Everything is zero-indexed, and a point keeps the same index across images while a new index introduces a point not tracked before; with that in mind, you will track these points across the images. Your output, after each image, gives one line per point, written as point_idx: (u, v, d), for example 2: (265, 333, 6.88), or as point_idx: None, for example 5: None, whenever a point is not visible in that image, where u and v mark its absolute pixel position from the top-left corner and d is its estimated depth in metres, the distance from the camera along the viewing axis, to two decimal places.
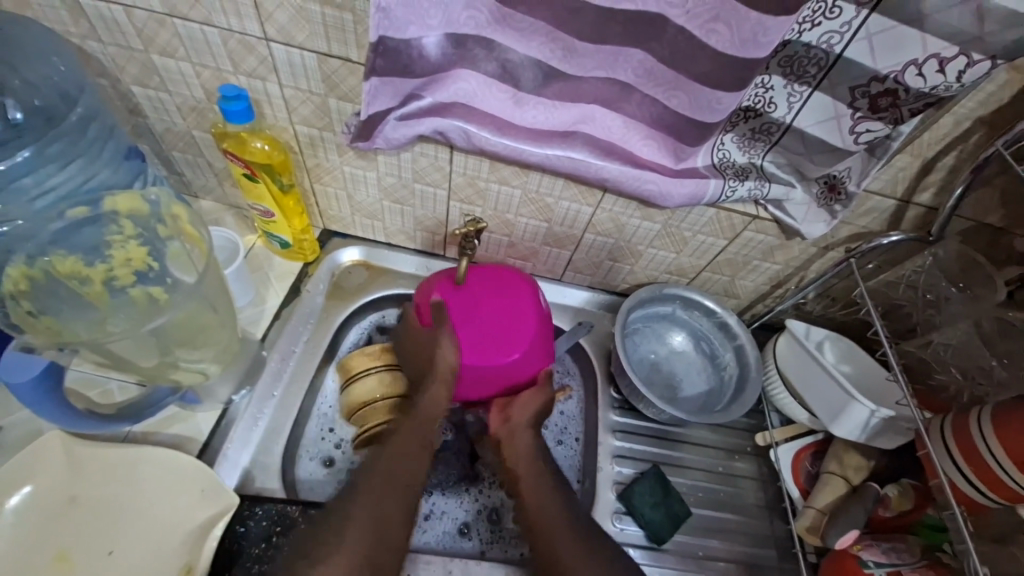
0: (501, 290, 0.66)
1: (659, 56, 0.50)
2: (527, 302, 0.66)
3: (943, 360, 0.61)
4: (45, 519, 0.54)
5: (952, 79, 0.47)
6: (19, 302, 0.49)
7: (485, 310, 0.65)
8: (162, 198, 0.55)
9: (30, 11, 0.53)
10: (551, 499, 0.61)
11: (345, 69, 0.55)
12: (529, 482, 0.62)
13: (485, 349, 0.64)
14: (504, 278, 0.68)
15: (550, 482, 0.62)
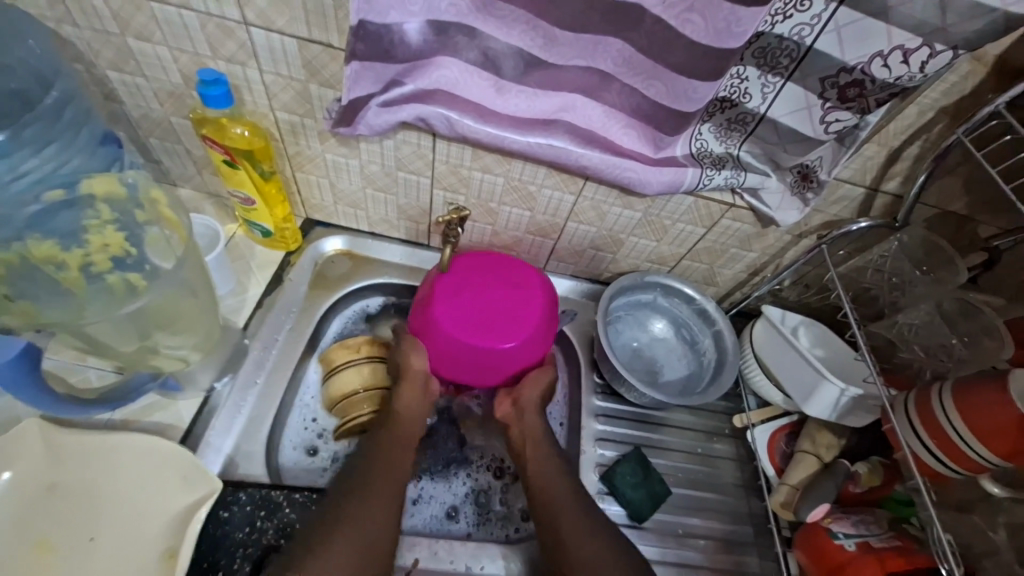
0: (502, 279, 0.67)
1: (637, 45, 0.51)
2: (526, 290, 0.66)
3: (908, 339, 0.62)
4: (24, 506, 0.54)
5: (915, 69, 0.49)
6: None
7: (485, 299, 0.65)
8: (140, 181, 0.55)
9: None
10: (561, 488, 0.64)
11: (326, 55, 0.55)
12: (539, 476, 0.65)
13: (483, 337, 0.64)
14: (509, 269, 0.67)
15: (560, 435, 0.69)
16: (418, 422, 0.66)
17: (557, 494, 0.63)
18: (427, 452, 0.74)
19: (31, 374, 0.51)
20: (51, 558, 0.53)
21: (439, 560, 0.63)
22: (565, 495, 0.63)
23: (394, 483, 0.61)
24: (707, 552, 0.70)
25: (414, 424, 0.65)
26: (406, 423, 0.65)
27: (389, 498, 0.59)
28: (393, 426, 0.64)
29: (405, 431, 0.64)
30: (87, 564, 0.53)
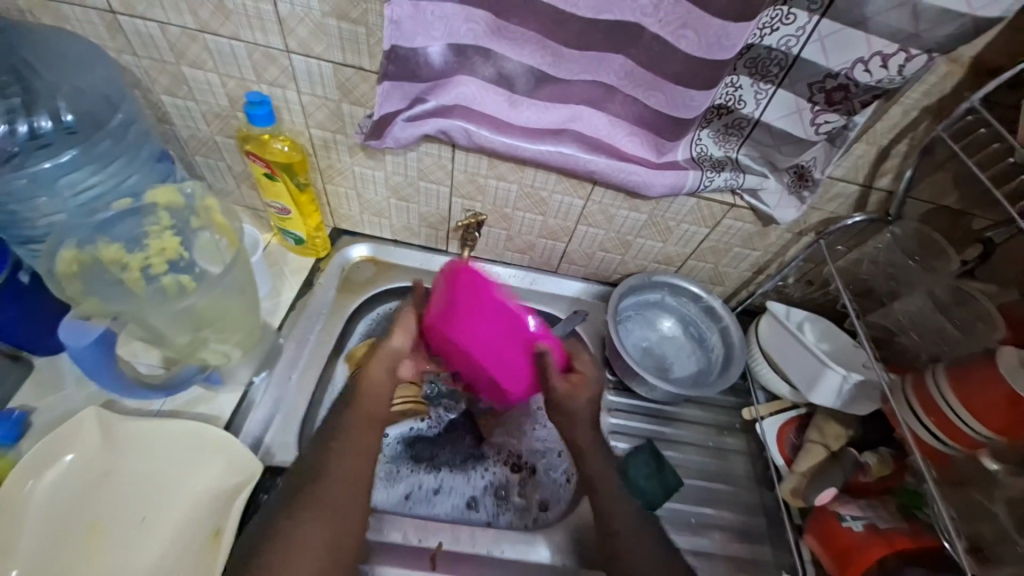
0: (466, 316, 0.62)
1: (638, 60, 0.57)
2: (484, 297, 0.63)
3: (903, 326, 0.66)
4: (82, 489, 0.59)
5: (894, 72, 0.54)
6: (71, 282, 0.55)
7: (483, 341, 0.64)
8: (196, 191, 0.61)
9: (68, 25, 0.58)
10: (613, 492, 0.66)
11: (358, 77, 0.62)
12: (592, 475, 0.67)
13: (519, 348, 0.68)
14: (462, 311, 0.62)
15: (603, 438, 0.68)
16: (382, 396, 0.66)
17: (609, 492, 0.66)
18: (447, 446, 0.78)
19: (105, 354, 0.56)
20: (105, 536, 0.57)
21: (462, 544, 0.66)
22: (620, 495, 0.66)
23: (361, 462, 0.61)
24: (722, 541, 0.72)
25: (379, 400, 0.66)
26: (371, 398, 0.65)
27: (348, 477, 0.59)
28: (357, 404, 0.65)
29: (366, 405, 0.65)
30: (138, 541, 0.57)
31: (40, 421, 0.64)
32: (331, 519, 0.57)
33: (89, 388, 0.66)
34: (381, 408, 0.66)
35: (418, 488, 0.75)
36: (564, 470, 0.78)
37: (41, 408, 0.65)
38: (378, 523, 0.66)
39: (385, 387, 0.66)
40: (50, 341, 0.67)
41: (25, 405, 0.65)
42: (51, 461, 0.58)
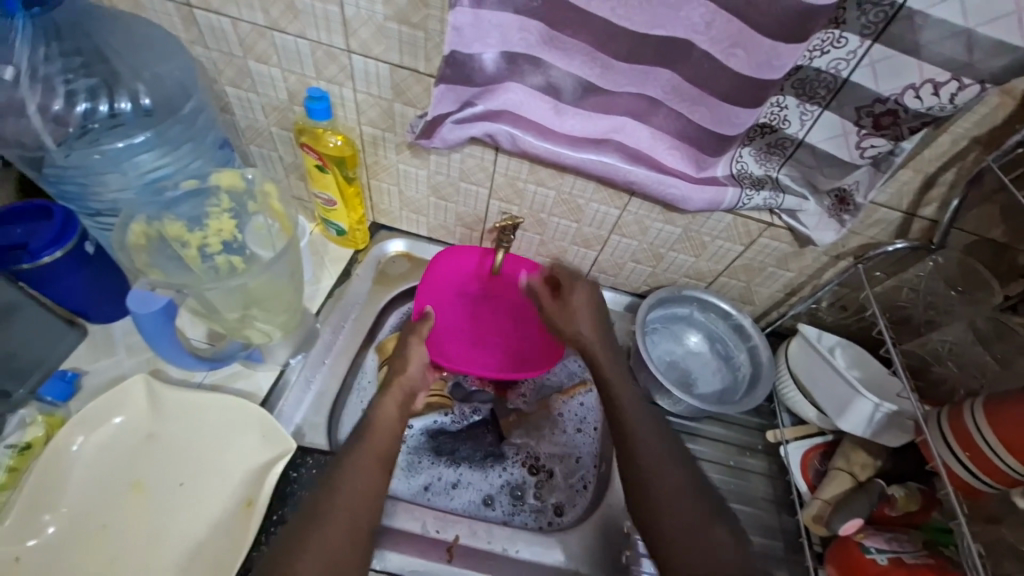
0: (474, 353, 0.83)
1: (685, 76, 0.58)
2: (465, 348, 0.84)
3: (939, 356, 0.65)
4: (127, 451, 0.62)
5: (946, 100, 0.53)
6: (139, 253, 0.59)
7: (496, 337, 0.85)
8: (256, 177, 0.64)
9: (146, 14, 0.62)
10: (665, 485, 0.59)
11: (412, 79, 0.65)
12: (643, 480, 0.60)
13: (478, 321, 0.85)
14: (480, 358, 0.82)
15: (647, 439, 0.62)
16: (394, 435, 0.62)
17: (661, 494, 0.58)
18: (467, 441, 0.79)
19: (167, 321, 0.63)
20: (146, 496, 0.61)
21: (478, 538, 0.67)
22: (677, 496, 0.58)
23: (362, 503, 0.55)
24: None
25: (389, 437, 0.62)
26: (381, 435, 0.61)
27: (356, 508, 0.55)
28: (368, 439, 0.60)
29: (378, 443, 0.61)
30: (175, 504, 0.60)
31: (90, 383, 0.68)
32: (337, 542, 0.52)
33: (138, 355, 0.70)
34: (389, 448, 0.61)
35: (437, 479, 0.76)
36: (581, 477, 0.79)
37: (93, 371, 0.69)
38: (397, 509, 0.67)
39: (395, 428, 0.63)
40: (107, 309, 0.71)
41: (77, 366, 0.69)
42: (103, 421, 0.62)
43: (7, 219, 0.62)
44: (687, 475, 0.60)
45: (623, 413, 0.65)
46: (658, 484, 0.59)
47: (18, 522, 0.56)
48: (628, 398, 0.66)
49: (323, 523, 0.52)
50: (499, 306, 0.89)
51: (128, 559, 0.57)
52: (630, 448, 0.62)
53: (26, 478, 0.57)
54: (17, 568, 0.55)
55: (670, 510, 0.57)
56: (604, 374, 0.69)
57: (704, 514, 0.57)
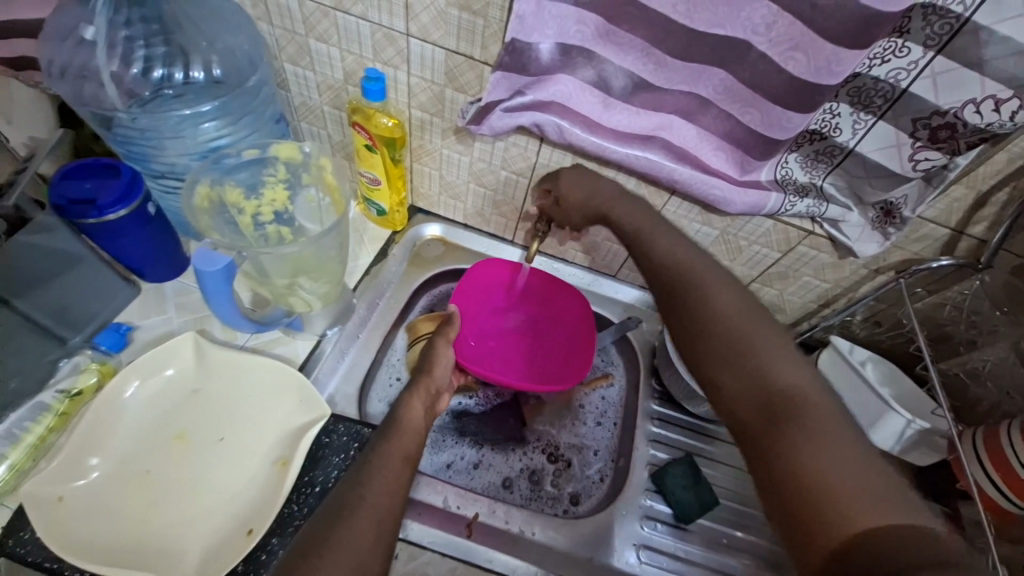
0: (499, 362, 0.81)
1: (740, 77, 0.58)
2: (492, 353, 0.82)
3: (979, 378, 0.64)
4: (174, 403, 0.65)
5: (1006, 118, 0.53)
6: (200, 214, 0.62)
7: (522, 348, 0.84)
8: (313, 151, 0.66)
9: None
10: (737, 350, 0.48)
11: (466, 65, 0.66)
12: (706, 345, 0.50)
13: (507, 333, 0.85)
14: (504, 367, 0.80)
15: (720, 306, 0.52)
16: (420, 438, 0.58)
17: (729, 354, 0.48)
18: (489, 425, 0.81)
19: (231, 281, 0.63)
20: (189, 446, 0.64)
21: (496, 517, 0.68)
22: (752, 365, 0.47)
23: (386, 497, 0.50)
24: (750, 568, 0.70)
25: (415, 438, 0.57)
26: (406, 435, 0.57)
27: (387, 498, 0.50)
28: (395, 437, 0.56)
29: (405, 443, 0.56)
30: (216, 456, 0.64)
31: (141, 337, 0.72)
32: (363, 534, 0.46)
33: (187, 314, 0.74)
34: (416, 448, 0.56)
35: (460, 458, 0.78)
36: (598, 469, 0.80)
37: (144, 326, 0.72)
38: (420, 483, 0.69)
39: (422, 429, 0.59)
40: (161, 270, 0.74)
41: (130, 320, 0.73)
42: (155, 372, 0.65)
43: (79, 174, 0.64)
44: (778, 354, 0.47)
45: (688, 294, 0.54)
46: (733, 364, 0.48)
47: (67, 461, 0.58)
48: (698, 279, 0.54)
49: (353, 518, 0.47)
50: (533, 317, 0.86)
51: (171, 505, 0.60)
52: (700, 334, 0.51)
53: (79, 423, 0.59)
54: (61, 506, 0.56)
55: (750, 393, 0.46)
56: (672, 269, 0.56)
57: (797, 396, 0.44)
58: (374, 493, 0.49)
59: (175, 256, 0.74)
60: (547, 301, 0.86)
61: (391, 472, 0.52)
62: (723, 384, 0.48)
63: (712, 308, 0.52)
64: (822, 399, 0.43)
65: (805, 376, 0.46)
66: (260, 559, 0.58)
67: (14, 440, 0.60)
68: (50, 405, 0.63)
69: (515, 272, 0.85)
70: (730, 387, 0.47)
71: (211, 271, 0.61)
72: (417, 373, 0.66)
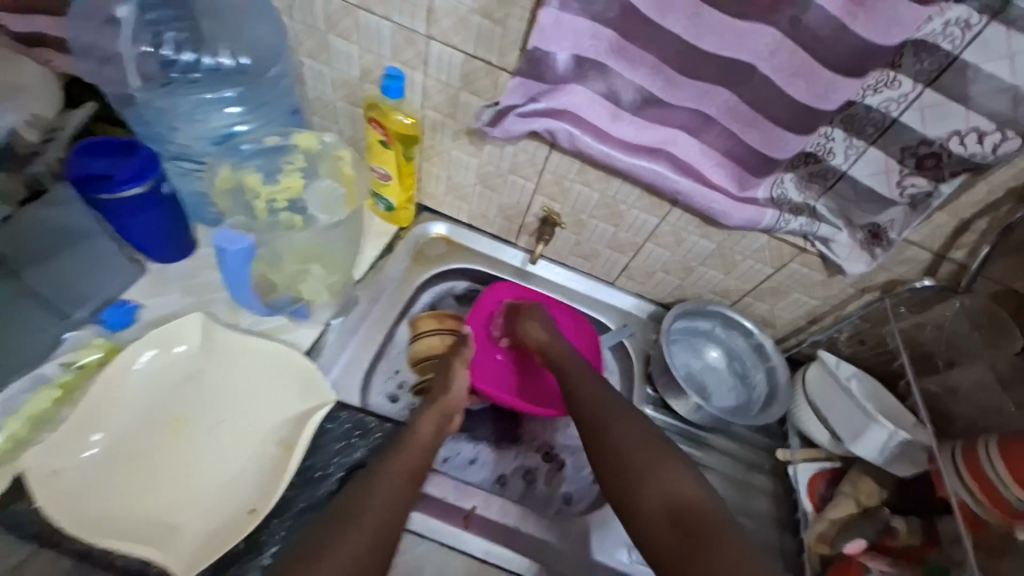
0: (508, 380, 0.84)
1: (743, 98, 0.61)
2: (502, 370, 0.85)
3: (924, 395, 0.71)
4: (175, 383, 0.65)
5: (988, 150, 0.57)
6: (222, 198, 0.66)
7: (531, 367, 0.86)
8: (332, 141, 0.71)
9: None
10: (646, 455, 0.61)
11: (483, 71, 0.69)
12: (619, 459, 0.62)
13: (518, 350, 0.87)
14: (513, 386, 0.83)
15: (628, 425, 0.65)
16: (427, 452, 0.63)
17: (635, 459, 0.61)
18: (484, 423, 0.83)
19: (248, 261, 0.63)
20: (190, 427, 0.64)
21: (489, 511, 0.69)
22: (662, 473, 0.60)
23: (387, 510, 0.55)
24: None
25: (423, 455, 0.62)
26: (416, 450, 0.62)
27: (385, 507, 0.55)
28: (403, 451, 0.61)
29: (411, 457, 0.61)
30: (216, 437, 0.64)
31: (146, 316, 0.71)
32: (370, 531, 0.53)
33: (194, 296, 0.74)
34: (421, 463, 0.61)
35: (453, 454, 0.79)
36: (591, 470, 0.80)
37: (147, 306, 0.72)
38: None
39: (430, 446, 0.64)
40: (170, 252, 0.74)
41: (138, 299, 0.72)
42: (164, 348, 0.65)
43: (99, 149, 0.64)
44: (674, 467, 0.61)
45: (605, 418, 0.65)
46: (648, 477, 0.60)
47: (67, 435, 0.57)
48: (606, 404, 0.67)
49: (359, 520, 0.53)
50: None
51: (170, 485, 0.60)
52: (620, 457, 0.62)
53: (80, 398, 0.59)
54: (57, 482, 0.56)
55: (662, 502, 0.58)
56: (582, 393, 0.69)
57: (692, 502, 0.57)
58: (376, 501, 0.55)
59: (182, 238, 0.74)
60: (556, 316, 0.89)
61: (392, 489, 0.57)
62: (634, 495, 0.59)
63: (624, 424, 0.64)
64: (707, 506, 0.57)
65: (695, 485, 0.59)
66: (261, 540, 0.59)
67: (11, 410, 0.60)
68: (52, 376, 0.63)
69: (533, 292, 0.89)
70: (641, 494, 0.59)
71: (231, 252, 0.61)
72: (435, 393, 0.71)
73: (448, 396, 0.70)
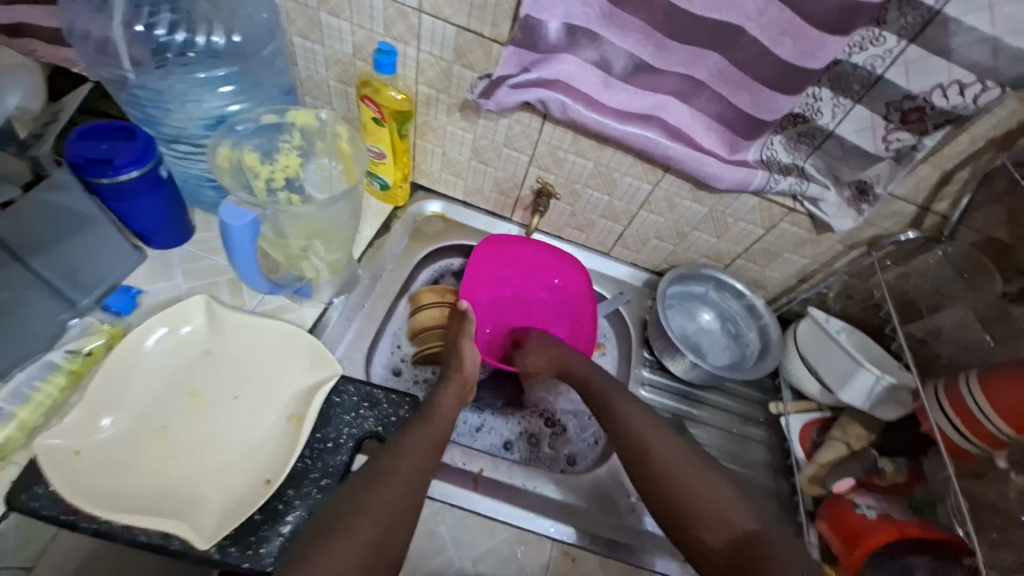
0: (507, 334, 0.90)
1: (732, 60, 0.62)
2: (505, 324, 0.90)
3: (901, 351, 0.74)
4: (186, 363, 0.67)
5: (969, 101, 0.59)
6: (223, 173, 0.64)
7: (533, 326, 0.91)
8: (329, 119, 0.70)
9: None
10: (656, 433, 0.64)
11: (475, 42, 0.69)
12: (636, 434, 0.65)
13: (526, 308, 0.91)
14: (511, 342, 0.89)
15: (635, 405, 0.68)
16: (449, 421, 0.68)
17: (645, 436, 0.64)
18: (490, 391, 0.86)
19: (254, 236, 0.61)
20: (204, 404, 0.66)
21: (500, 472, 0.72)
22: (670, 445, 0.63)
23: (414, 473, 0.59)
24: None
25: (447, 423, 0.67)
26: (439, 417, 0.67)
27: (413, 469, 0.59)
28: (431, 420, 0.66)
29: (438, 427, 0.66)
30: (230, 413, 0.66)
31: (149, 301, 0.73)
32: (391, 502, 0.55)
33: (196, 280, 0.75)
34: (444, 432, 0.66)
35: (463, 423, 0.82)
36: (593, 431, 0.84)
37: (150, 291, 0.73)
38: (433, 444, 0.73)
39: (451, 415, 0.69)
40: (167, 237, 0.75)
41: (138, 284, 0.73)
42: (175, 326, 0.67)
43: (93, 134, 0.64)
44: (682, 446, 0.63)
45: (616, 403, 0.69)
46: (663, 451, 0.62)
47: (81, 417, 0.59)
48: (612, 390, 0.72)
49: (385, 482, 0.57)
50: (548, 291, 0.92)
51: (188, 457, 0.62)
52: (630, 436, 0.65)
53: (92, 381, 0.60)
54: (78, 460, 0.57)
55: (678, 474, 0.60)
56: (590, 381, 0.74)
57: (701, 474, 0.60)
58: (407, 465, 0.59)
59: (180, 222, 0.74)
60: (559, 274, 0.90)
61: (420, 453, 0.61)
62: (650, 467, 0.62)
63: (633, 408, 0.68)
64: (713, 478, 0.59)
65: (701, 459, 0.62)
66: (278, 508, 0.60)
67: (23, 398, 0.61)
68: (60, 363, 0.64)
69: (545, 256, 0.90)
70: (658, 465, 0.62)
71: (238, 226, 0.59)
72: (449, 369, 0.75)
73: (465, 371, 0.74)
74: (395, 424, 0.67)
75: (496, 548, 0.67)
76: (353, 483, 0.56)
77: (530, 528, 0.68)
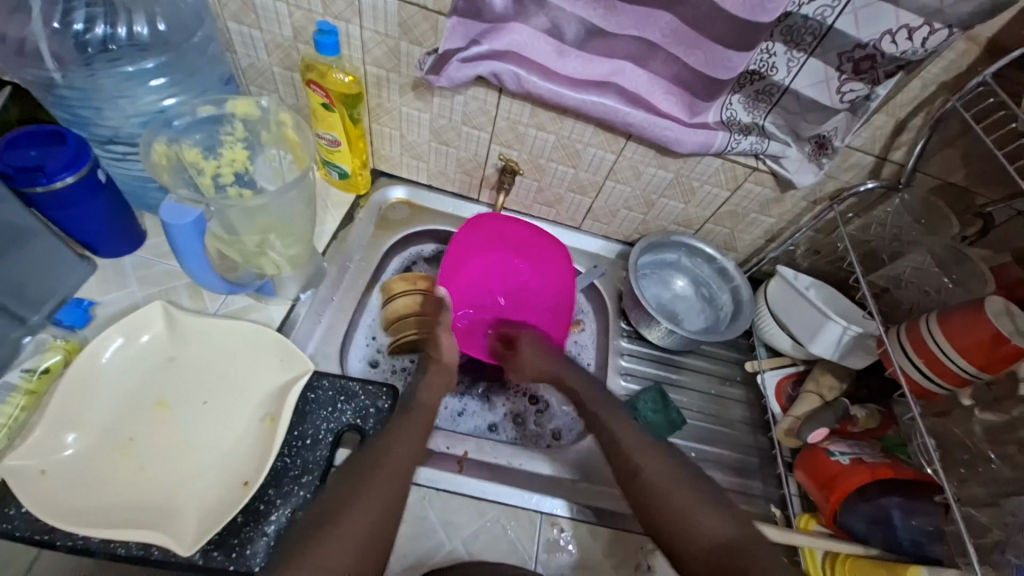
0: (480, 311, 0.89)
1: (684, 18, 0.61)
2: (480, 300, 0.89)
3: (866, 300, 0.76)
4: (151, 371, 0.65)
5: (918, 44, 0.58)
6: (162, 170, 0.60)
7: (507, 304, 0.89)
8: (270, 106, 0.67)
9: None
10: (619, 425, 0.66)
11: (420, 16, 0.66)
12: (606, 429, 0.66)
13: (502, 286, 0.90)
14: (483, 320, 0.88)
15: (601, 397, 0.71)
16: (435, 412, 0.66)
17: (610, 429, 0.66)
18: (471, 374, 0.86)
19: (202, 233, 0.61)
20: (172, 414, 0.64)
21: (486, 453, 0.73)
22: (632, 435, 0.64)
23: (403, 463, 0.57)
24: (718, 474, 0.79)
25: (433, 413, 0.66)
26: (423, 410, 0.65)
27: (405, 460, 0.57)
28: (416, 412, 0.64)
29: (424, 417, 0.64)
30: (200, 419, 0.64)
31: (104, 313, 0.69)
32: (381, 492, 0.54)
33: (152, 287, 0.72)
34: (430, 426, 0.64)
35: (444, 408, 0.81)
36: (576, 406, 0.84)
37: (105, 303, 0.70)
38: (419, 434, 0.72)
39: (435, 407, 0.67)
40: (118, 245, 0.72)
41: (91, 297, 0.70)
42: (134, 335, 0.65)
43: (24, 142, 0.61)
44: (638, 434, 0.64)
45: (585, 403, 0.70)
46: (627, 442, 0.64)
47: (45, 435, 0.57)
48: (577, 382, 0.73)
49: (373, 476, 0.55)
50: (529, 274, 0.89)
51: (160, 467, 0.61)
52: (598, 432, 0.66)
53: (50, 399, 0.58)
54: (44, 480, 0.55)
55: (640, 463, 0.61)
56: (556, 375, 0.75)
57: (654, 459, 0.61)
58: (395, 455, 0.58)
59: (129, 228, 0.71)
60: (543, 265, 0.88)
61: (410, 446, 0.60)
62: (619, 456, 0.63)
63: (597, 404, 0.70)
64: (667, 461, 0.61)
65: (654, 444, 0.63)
66: (260, 509, 0.59)
67: None
68: (17, 384, 0.62)
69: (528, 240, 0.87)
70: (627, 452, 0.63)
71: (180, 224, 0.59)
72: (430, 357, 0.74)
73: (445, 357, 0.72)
74: (374, 415, 0.67)
75: (485, 527, 0.67)
76: (342, 477, 0.55)
77: (517, 504, 0.69)
